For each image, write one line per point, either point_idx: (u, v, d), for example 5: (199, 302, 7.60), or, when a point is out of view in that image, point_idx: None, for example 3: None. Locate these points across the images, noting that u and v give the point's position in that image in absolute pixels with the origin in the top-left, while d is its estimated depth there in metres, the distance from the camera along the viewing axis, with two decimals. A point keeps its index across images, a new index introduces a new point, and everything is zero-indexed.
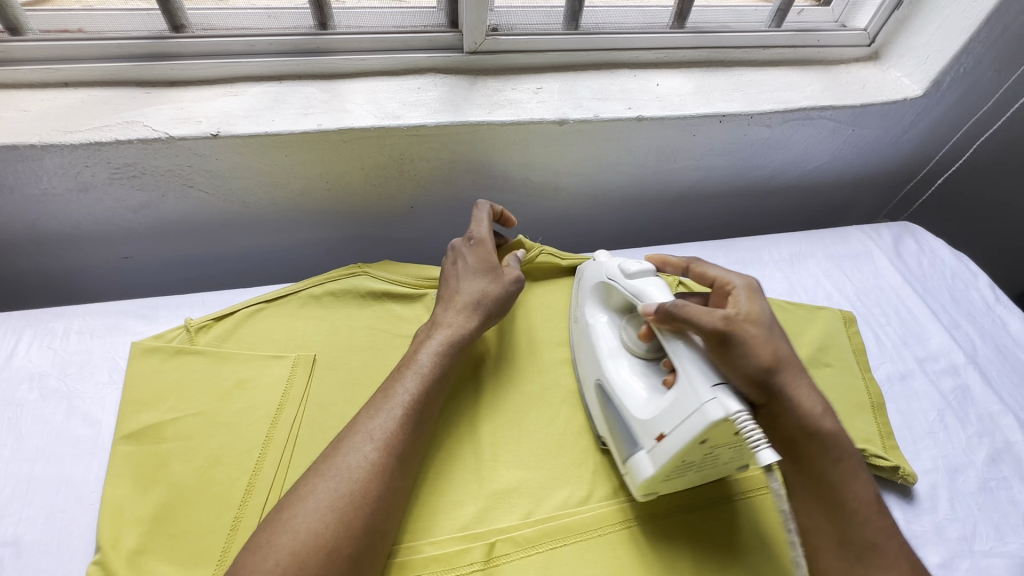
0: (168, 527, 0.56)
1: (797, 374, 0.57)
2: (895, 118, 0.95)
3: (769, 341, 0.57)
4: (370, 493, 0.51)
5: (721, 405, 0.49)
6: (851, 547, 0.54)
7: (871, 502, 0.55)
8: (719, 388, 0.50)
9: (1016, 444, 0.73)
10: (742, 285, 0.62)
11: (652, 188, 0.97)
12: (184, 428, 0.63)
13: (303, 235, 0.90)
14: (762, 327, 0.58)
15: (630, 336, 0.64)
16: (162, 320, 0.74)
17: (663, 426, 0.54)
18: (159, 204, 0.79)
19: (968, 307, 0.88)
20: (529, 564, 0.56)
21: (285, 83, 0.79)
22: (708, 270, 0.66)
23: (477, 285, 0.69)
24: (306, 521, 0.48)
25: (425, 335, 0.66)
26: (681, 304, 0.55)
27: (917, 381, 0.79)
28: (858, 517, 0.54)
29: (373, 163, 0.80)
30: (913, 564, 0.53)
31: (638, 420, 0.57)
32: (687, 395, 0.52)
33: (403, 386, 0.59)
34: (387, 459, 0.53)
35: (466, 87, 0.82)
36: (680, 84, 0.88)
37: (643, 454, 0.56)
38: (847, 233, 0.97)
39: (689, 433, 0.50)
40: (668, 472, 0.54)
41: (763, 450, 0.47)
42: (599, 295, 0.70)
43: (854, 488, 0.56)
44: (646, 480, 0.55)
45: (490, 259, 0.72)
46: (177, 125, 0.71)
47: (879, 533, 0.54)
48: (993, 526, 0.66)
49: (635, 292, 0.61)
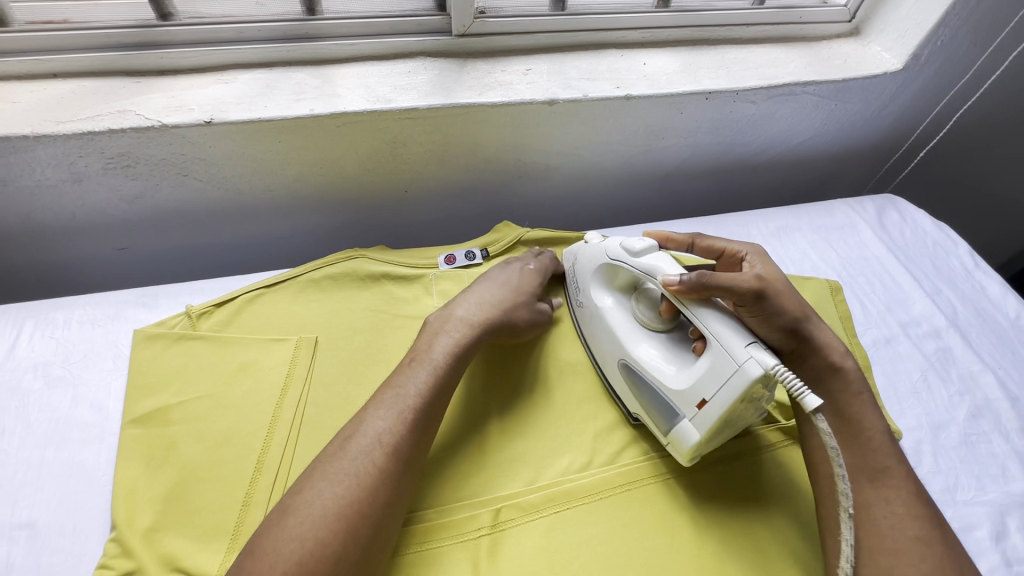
0: (181, 505, 0.58)
1: (819, 318, 0.63)
2: (876, 92, 0.97)
3: (793, 295, 0.62)
4: (375, 500, 0.51)
5: (758, 362, 0.51)
6: (865, 471, 0.55)
7: (883, 431, 0.57)
8: (752, 347, 0.52)
9: (995, 401, 0.76)
10: (752, 252, 0.68)
11: (641, 167, 0.99)
12: (192, 412, 0.64)
13: (297, 222, 0.91)
14: (785, 283, 0.64)
15: (643, 313, 0.66)
16: (163, 307, 0.74)
17: (703, 392, 0.55)
18: (154, 193, 0.79)
19: (949, 273, 0.91)
20: (533, 527, 0.59)
21: (275, 70, 0.80)
22: (716, 243, 0.71)
23: (507, 298, 0.70)
24: (313, 528, 0.47)
25: (439, 328, 0.65)
26: (706, 274, 0.56)
27: (901, 344, 0.82)
28: (874, 444, 0.56)
29: (366, 148, 0.81)
30: (921, 488, 0.55)
31: (673, 391, 0.59)
32: (723, 359, 0.54)
33: (412, 385, 0.58)
34: (392, 463, 0.53)
35: (456, 70, 0.83)
36: (666, 63, 0.89)
37: (684, 422, 0.58)
38: (832, 206, 0.99)
39: (734, 394, 0.53)
40: (713, 435, 0.56)
41: (806, 396, 0.48)
42: (604, 278, 0.70)
43: (869, 420, 0.58)
44: (691, 447, 0.57)
45: (528, 287, 0.73)
46: (170, 113, 0.71)
47: (891, 457, 0.56)
48: (974, 477, 0.69)
49: (644, 270, 0.62)
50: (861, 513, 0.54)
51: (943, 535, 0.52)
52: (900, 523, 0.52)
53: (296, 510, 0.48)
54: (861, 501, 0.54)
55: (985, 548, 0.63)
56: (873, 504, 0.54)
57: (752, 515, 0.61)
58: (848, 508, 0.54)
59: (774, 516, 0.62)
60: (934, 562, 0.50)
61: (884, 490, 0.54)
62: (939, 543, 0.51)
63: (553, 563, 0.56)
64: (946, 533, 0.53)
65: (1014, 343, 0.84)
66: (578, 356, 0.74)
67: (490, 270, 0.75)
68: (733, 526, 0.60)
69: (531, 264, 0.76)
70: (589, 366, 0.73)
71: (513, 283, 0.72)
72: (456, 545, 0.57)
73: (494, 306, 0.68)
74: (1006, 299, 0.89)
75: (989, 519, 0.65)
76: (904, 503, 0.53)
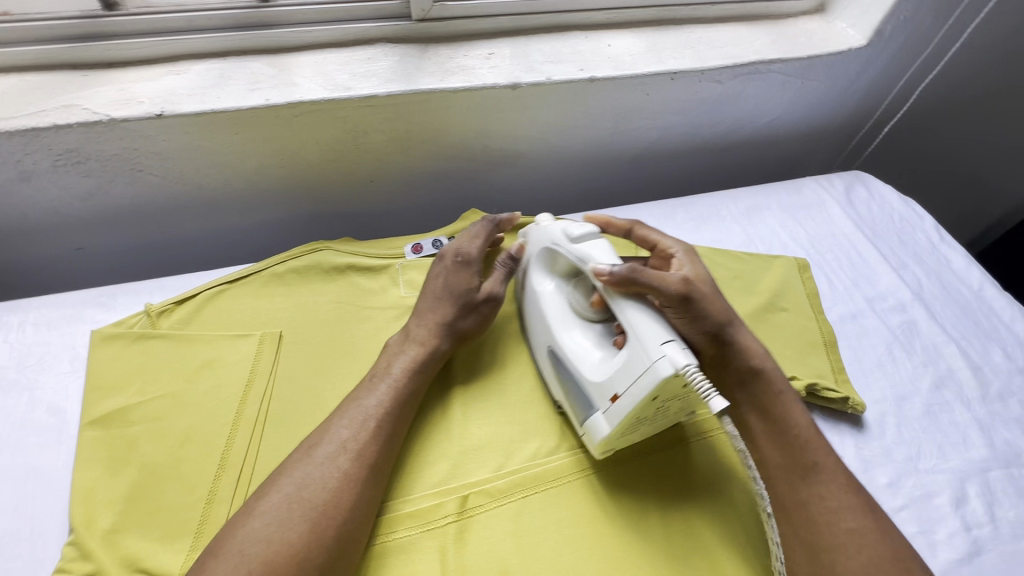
0: (143, 504, 0.57)
1: (741, 325, 0.61)
2: (842, 69, 0.97)
3: (716, 297, 0.61)
4: (342, 502, 0.50)
5: (670, 361, 0.49)
6: (797, 470, 0.56)
7: (809, 426, 0.58)
8: (668, 345, 0.51)
9: (957, 371, 0.78)
10: (681, 251, 0.66)
11: (610, 150, 0.98)
12: (152, 411, 0.63)
13: (261, 216, 0.89)
14: (709, 286, 0.62)
15: (579, 300, 0.64)
16: (121, 307, 0.73)
17: (617, 387, 0.54)
18: (108, 190, 0.77)
19: (915, 248, 0.93)
20: (501, 512, 0.59)
21: (230, 59, 0.77)
22: (650, 235, 0.69)
23: (450, 308, 0.67)
24: (279, 530, 0.47)
25: (396, 348, 0.64)
26: (637, 269, 0.55)
27: (867, 319, 0.83)
28: (802, 441, 0.57)
29: (327, 138, 0.80)
30: (850, 476, 0.56)
31: (592, 381, 0.58)
32: (638, 356, 0.52)
33: (374, 397, 0.58)
34: (359, 468, 0.52)
35: (417, 55, 0.81)
36: (631, 44, 0.89)
37: (598, 415, 0.58)
38: (801, 184, 1.00)
39: (644, 391, 0.51)
40: (623, 430, 0.56)
41: (715, 399, 0.48)
42: (545, 261, 0.69)
43: (795, 415, 0.58)
44: (602, 440, 0.57)
45: (470, 282, 0.69)
46: (118, 108, 0.69)
47: (821, 452, 0.56)
48: (936, 446, 0.70)
49: (579, 256, 0.61)
50: (798, 515, 0.54)
51: (876, 521, 0.53)
52: (836, 518, 0.53)
53: (259, 512, 0.48)
54: (796, 502, 0.55)
55: (945, 514, 0.65)
56: (810, 503, 0.54)
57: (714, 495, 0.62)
58: (786, 509, 0.55)
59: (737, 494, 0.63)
60: (873, 553, 0.51)
61: (815, 487, 0.55)
62: (874, 531, 0.52)
63: (522, 548, 0.57)
64: (881, 519, 0.53)
65: (977, 314, 0.85)
66: None
67: (429, 275, 0.71)
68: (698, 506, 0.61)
69: (464, 252, 0.71)
70: None
71: (455, 283, 0.68)
72: (423, 533, 0.57)
73: (438, 325, 0.66)
74: (969, 271, 0.90)
75: (949, 487, 0.67)
76: (836, 497, 0.54)
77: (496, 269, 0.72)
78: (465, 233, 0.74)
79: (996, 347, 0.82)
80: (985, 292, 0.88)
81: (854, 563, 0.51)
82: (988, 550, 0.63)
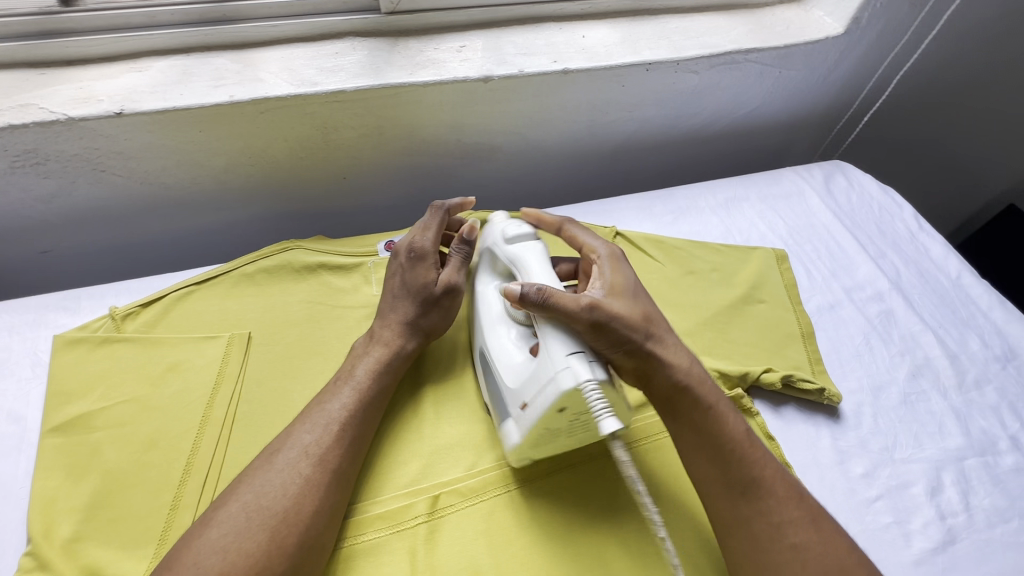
0: (105, 512, 0.56)
1: (664, 331, 0.57)
2: (820, 58, 0.96)
3: (636, 307, 0.56)
4: (304, 508, 0.49)
5: (572, 374, 0.50)
6: (736, 486, 0.54)
7: (745, 435, 0.56)
8: (573, 356, 0.51)
9: (934, 360, 0.78)
10: (605, 254, 0.62)
11: (587, 143, 0.97)
12: (115, 416, 0.61)
13: (233, 215, 0.88)
14: (628, 296, 0.57)
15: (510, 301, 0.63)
16: (86, 310, 0.72)
17: (526, 395, 0.54)
18: (70, 192, 0.76)
19: (893, 236, 0.92)
20: (473, 512, 0.58)
21: (194, 55, 0.76)
22: (580, 236, 0.65)
23: (409, 307, 0.65)
24: (237, 540, 0.46)
25: (361, 350, 0.63)
26: (545, 291, 0.53)
27: (845, 309, 0.82)
28: (737, 455, 0.54)
29: (296, 135, 0.78)
30: (790, 483, 0.55)
31: (506, 387, 0.58)
32: (545, 365, 0.52)
33: (338, 401, 0.57)
34: (322, 473, 0.52)
35: (387, 49, 0.79)
36: (606, 35, 0.87)
37: (510, 422, 0.57)
38: (780, 174, 0.99)
39: (547, 402, 0.51)
40: (532, 439, 0.55)
41: (606, 421, 0.47)
42: (487, 262, 0.68)
43: (729, 427, 0.56)
44: (514, 447, 0.57)
45: (427, 277, 0.66)
46: (76, 107, 0.68)
47: (758, 463, 0.55)
48: (912, 435, 0.70)
49: (510, 258, 0.62)
50: (742, 533, 0.53)
51: (819, 531, 0.52)
52: (779, 533, 0.52)
53: (217, 522, 0.47)
54: (738, 520, 0.53)
55: (920, 503, 0.65)
56: (751, 519, 0.53)
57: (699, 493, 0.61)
58: (729, 527, 0.53)
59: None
60: (815, 567, 0.50)
61: (757, 502, 0.53)
62: (817, 542, 0.52)
63: (493, 547, 0.56)
64: (822, 527, 0.53)
65: (955, 302, 0.85)
66: None
67: (386, 274, 0.69)
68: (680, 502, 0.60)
69: (418, 248, 0.67)
70: None
71: (413, 280, 0.66)
72: (394, 534, 0.56)
73: (399, 325, 0.64)
74: (947, 259, 0.90)
75: (924, 476, 0.67)
76: (777, 510, 0.53)
77: (453, 258, 0.69)
78: (417, 225, 0.71)
79: (973, 335, 0.81)
80: (963, 280, 0.88)
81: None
82: (962, 539, 0.63)
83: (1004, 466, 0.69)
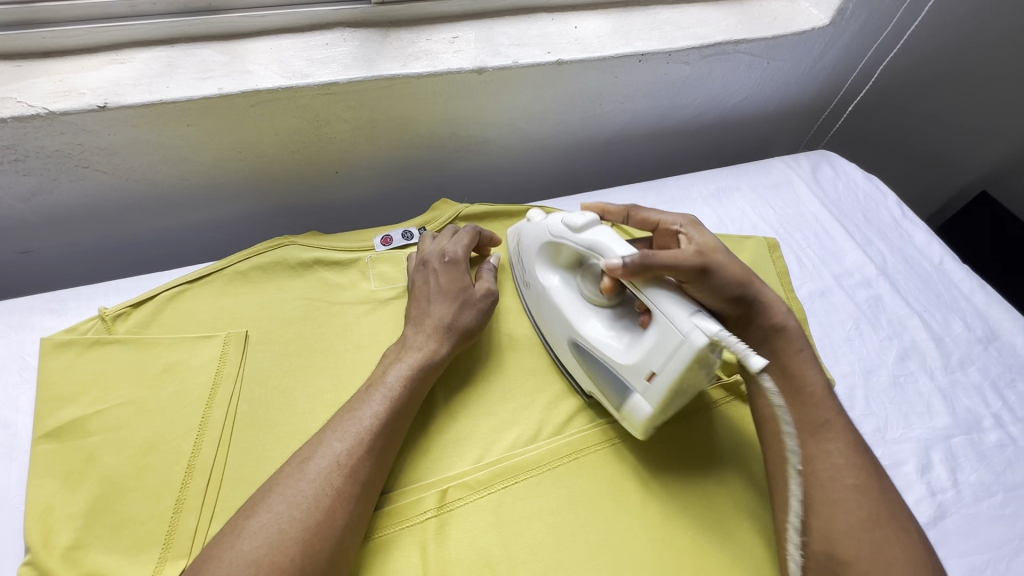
0: (105, 518, 0.54)
1: (764, 284, 0.64)
2: (806, 48, 0.98)
3: (735, 262, 0.63)
4: (335, 522, 0.49)
5: (703, 330, 0.51)
6: (806, 425, 0.58)
7: (823, 386, 0.60)
8: (695, 316, 0.52)
9: (920, 342, 0.81)
10: (685, 223, 0.67)
11: (580, 135, 0.97)
12: (112, 420, 0.60)
13: (222, 211, 0.85)
14: (726, 251, 0.64)
15: (590, 289, 0.64)
16: (73, 312, 0.69)
17: (652, 365, 0.55)
18: (51, 190, 0.73)
19: (879, 224, 0.95)
20: (481, 505, 0.58)
21: (179, 47, 0.73)
22: (651, 215, 0.70)
23: (448, 309, 0.66)
24: (270, 554, 0.45)
25: (394, 357, 0.62)
26: (647, 255, 0.55)
27: (835, 295, 0.84)
28: (814, 399, 0.59)
29: (287, 128, 0.77)
30: (858, 438, 0.58)
31: (623, 366, 0.58)
32: (668, 331, 0.53)
33: (367, 409, 0.56)
34: (352, 485, 0.51)
35: (378, 40, 0.78)
36: (598, 26, 0.87)
37: (637, 396, 0.58)
38: (769, 164, 1.01)
39: (681, 366, 0.52)
40: (664, 407, 0.56)
41: (750, 356, 0.48)
42: (546, 254, 0.68)
43: (811, 376, 0.61)
44: (644, 422, 0.57)
45: (462, 281, 0.68)
46: (56, 99, 0.65)
47: (828, 410, 0.59)
48: (902, 416, 0.73)
49: (587, 246, 0.60)
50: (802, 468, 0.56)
51: (878, 483, 0.55)
52: (839, 474, 0.55)
53: (248, 533, 0.46)
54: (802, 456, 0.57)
55: (912, 481, 0.67)
56: (815, 457, 0.56)
57: (715, 479, 0.62)
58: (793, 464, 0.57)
59: (738, 478, 0.63)
60: (869, 508, 0.53)
61: (824, 443, 0.57)
62: (875, 489, 0.54)
63: (504, 539, 0.56)
64: (882, 480, 0.55)
65: (938, 287, 0.88)
66: (522, 331, 0.73)
67: (414, 285, 0.69)
68: (694, 489, 0.62)
69: (451, 253, 0.69)
70: (533, 340, 0.72)
71: (458, 287, 0.67)
72: (403, 531, 0.56)
73: (442, 327, 0.64)
74: (930, 245, 0.93)
75: (915, 454, 0.70)
76: (842, 453, 0.56)
77: (485, 271, 0.72)
78: (444, 236, 0.73)
79: (956, 318, 0.84)
80: (945, 265, 0.90)
81: (852, 517, 0.52)
82: (952, 513, 0.66)
83: (989, 442, 0.72)
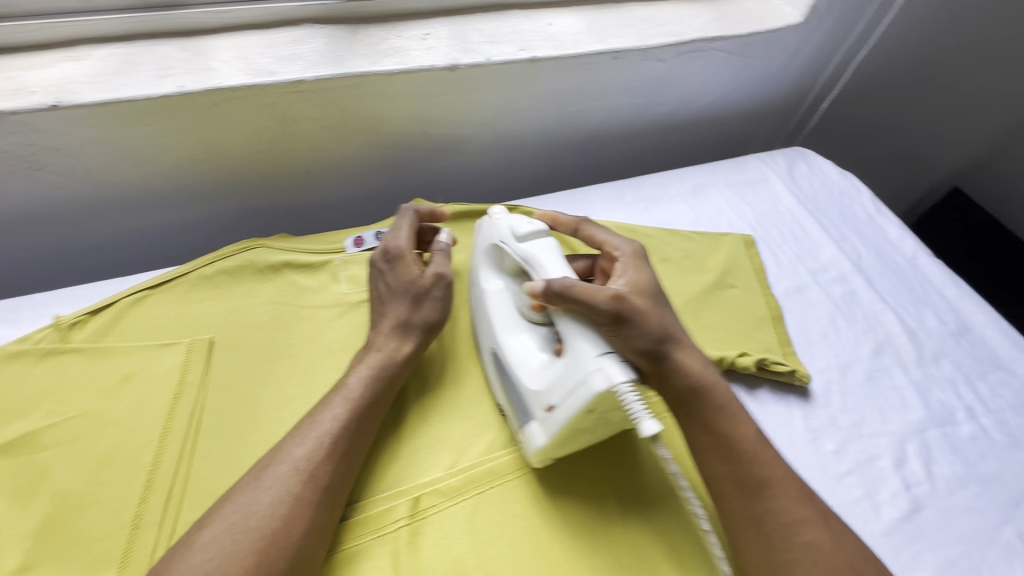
0: (57, 537, 0.52)
1: (687, 338, 0.58)
2: (778, 47, 0.98)
3: (655, 309, 0.57)
4: (294, 530, 0.47)
5: (604, 376, 0.49)
6: (748, 486, 0.54)
7: (757, 439, 0.56)
8: (603, 358, 0.50)
9: (895, 337, 0.81)
10: (628, 251, 0.64)
11: (556, 132, 0.96)
12: (66, 433, 0.57)
13: (188, 213, 0.83)
14: (650, 297, 0.59)
15: (523, 301, 0.63)
16: (27, 321, 0.66)
17: (552, 398, 0.54)
18: (3, 193, 0.70)
19: (853, 220, 0.95)
20: (455, 512, 0.56)
21: (138, 43, 0.71)
22: (597, 233, 0.67)
23: (403, 308, 0.63)
24: (222, 566, 0.43)
25: (355, 360, 0.60)
26: (567, 284, 0.54)
27: (811, 291, 0.85)
28: (749, 456, 0.55)
29: (254, 127, 0.74)
30: (801, 484, 0.55)
31: (529, 392, 0.57)
32: (574, 367, 0.52)
33: (328, 414, 0.54)
34: (312, 491, 0.49)
35: (348, 37, 0.76)
36: (572, 23, 0.86)
37: (535, 424, 0.57)
38: (745, 161, 1.01)
39: (576, 404, 0.51)
40: (558, 442, 0.55)
41: (644, 420, 0.46)
42: (493, 257, 0.67)
43: (742, 431, 0.56)
44: (538, 450, 0.56)
45: (409, 275, 0.65)
46: (4, 98, 0.62)
47: (766, 464, 0.54)
48: (877, 411, 0.73)
49: (525, 257, 0.60)
50: (755, 530, 0.52)
51: (830, 529, 0.52)
52: (791, 532, 0.51)
53: (200, 545, 0.44)
54: (751, 518, 0.53)
55: (888, 475, 0.68)
56: (764, 517, 0.52)
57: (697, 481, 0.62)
58: (743, 527, 0.53)
59: None
60: (826, 564, 0.50)
61: (769, 502, 0.53)
62: (829, 540, 0.51)
63: (478, 547, 0.54)
64: (833, 524, 0.52)
65: (912, 282, 0.89)
66: None
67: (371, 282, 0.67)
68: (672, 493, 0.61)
69: (396, 245, 0.66)
70: None
71: (409, 282, 0.64)
72: (375, 540, 0.54)
73: (402, 326, 0.63)
74: (903, 241, 0.94)
75: (890, 448, 0.70)
76: (788, 510, 0.52)
77: (437, 251, 0.67)
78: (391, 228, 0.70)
79: (929, 312, 0.85)
80: (918, 260, 0.91)
81: None
82: (927, 507, 0.66)
83: (962, 435, 0.73)
